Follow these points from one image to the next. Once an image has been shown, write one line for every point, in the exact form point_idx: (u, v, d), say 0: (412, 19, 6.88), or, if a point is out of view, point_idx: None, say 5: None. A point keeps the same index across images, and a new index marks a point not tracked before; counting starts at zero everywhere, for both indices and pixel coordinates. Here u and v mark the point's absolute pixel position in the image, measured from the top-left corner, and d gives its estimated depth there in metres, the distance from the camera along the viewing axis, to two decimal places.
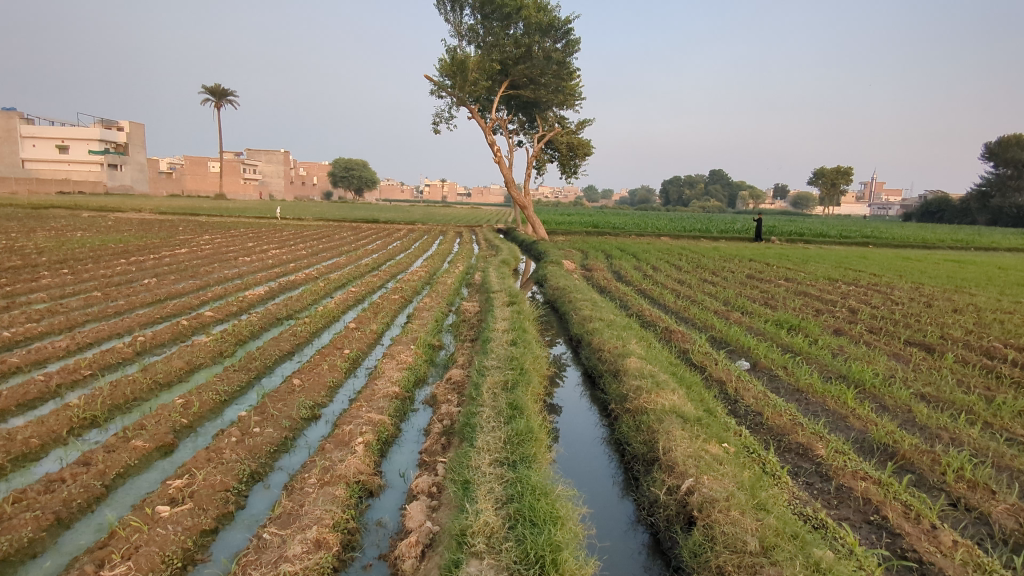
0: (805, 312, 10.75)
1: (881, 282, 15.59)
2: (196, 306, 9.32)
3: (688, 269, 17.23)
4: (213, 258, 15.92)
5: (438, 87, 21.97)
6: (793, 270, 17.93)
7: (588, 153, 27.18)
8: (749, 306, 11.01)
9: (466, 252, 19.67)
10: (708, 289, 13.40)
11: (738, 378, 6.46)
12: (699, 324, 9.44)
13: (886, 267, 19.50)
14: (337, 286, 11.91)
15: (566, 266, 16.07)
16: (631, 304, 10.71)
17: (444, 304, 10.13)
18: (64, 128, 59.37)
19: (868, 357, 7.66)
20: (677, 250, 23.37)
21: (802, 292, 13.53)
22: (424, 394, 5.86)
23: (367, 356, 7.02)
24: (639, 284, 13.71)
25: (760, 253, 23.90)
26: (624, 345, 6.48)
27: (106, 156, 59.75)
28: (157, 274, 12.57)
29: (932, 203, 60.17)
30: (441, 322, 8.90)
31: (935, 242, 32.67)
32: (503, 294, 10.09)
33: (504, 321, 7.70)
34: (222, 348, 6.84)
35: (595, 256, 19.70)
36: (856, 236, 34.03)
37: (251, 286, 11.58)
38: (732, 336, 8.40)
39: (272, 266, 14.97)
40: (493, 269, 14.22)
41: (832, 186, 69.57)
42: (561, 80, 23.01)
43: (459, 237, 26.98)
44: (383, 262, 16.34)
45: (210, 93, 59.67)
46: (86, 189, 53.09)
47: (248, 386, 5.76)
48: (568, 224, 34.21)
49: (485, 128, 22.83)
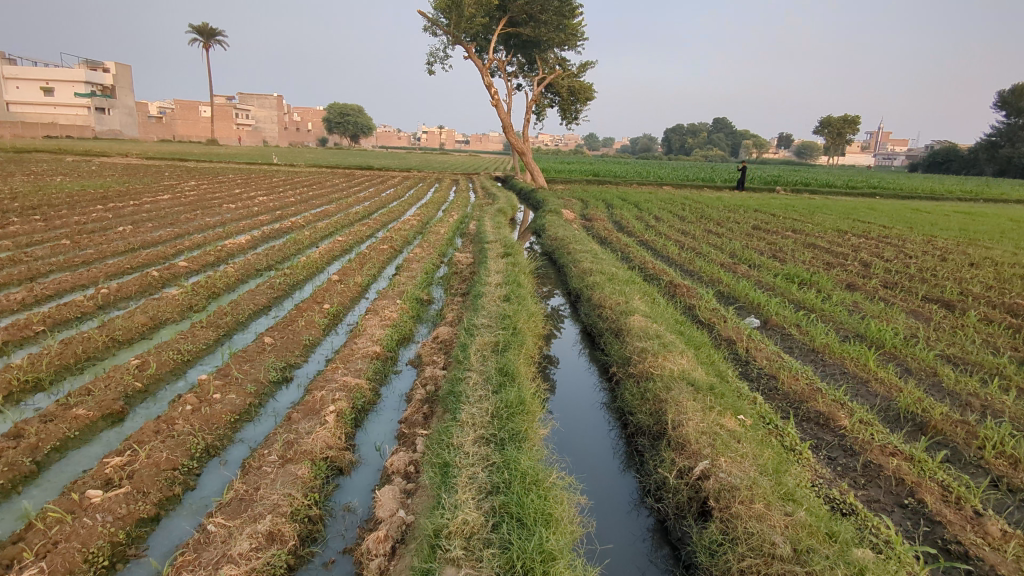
0: (815, 266, 10.21)
1: (892, 235, 15.00)
2: (171, 256, 8.76)
3: (693, 220, 16.65)
4: (196, 205, 15.25)
5: (431, 23, 20.75)
6: (800, 221, 17.34)
7: (590, 97, 26.06)
8: (756, 259, 10.46)
9: (463, 200, 18.97)
10: (714, 240, 12.84)
11: (749, 338, 5.99)
12: (705, 278, 8.91)
13: (896, 219, 18.86)
14: (324, 234, 11.34)
15: (566, 215, 15.48)
16: (633, 256, 10.15)
17: (435, 255, 9.56)
18: (48, 69, 57.35)
19: (886, 314, 7.17)
20: (680, 200, 22.59)
21: (811, 244, 12.97)
22: (408, 354, 5.38)
23: (349, 312, 6.50)
24: (641, 235, 13.16)
25: (766, 203, 23.08)
26: (627, 301, 5.96)
27: (92, 99, 57.72)
28: (135, 221, 11.95)
29: (939, 153, 58.79)
30: (432, 274, 8.37)
31: (943, 193, 31.90)
32: (498, 244, 9.50)
33: (497, 274, 7.16)
34: (190, 302, 6.32)
35: (596, 206, 19.09)
36: (863, 187, 33.15)
37: (233, 234, 10.99)
38: (739, 290, 7.89)
39: (257, 213, 14.33)
40: (489, 219, 13.64)
41: (838, 135, 67.89)
42: (563, 18, 21.74)
43: (456, 185, 26.21)
44: (374, 210, 15.69)
45: (197, 32, 57.22)
46: (73, 134, 51.49)
47: (216, 345, 5.26)
48: (568, 172, 33.27)
49: (482, 69, 21.69)
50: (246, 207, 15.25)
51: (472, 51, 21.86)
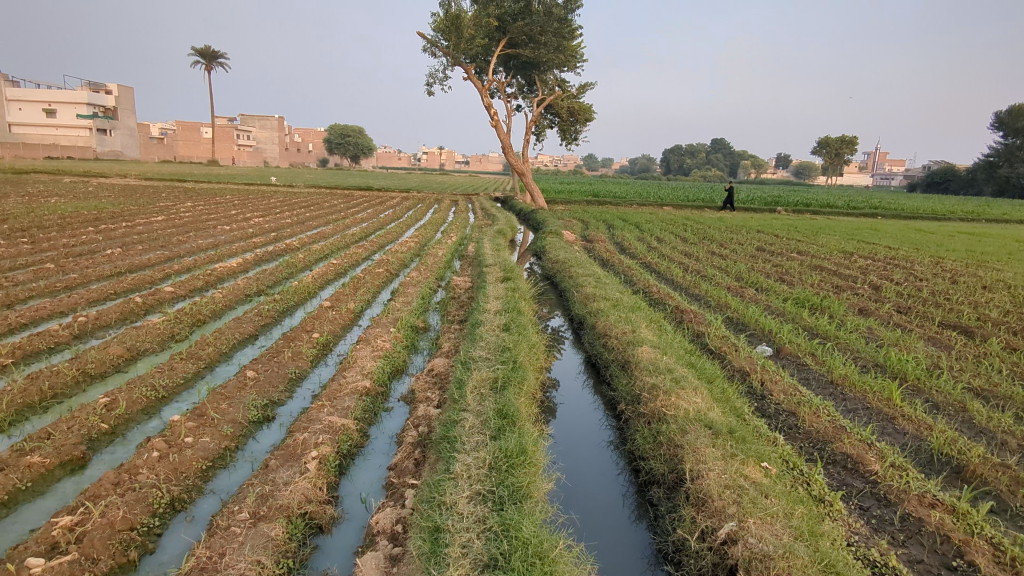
0: (824, 289, 9.90)
1: (899, 256, 14.72)
2: (158, 280, 8.45)
3: (695, 241, 16.39)
4: (190, 226, 14.99)
5: (430, 44, 20.71)
6: (804, 243, 17.08)
7: (589, 118, 25.97)
8: (764, 282, 10.16)
9: (462, 221, 18.74)
10: (718, 262, 12.55)
11: (763, 369, 5.64)
12: (712, 303, 8.58)
13: (900, 240, 18.62)
14: (318, 257, 11.04)
15: (566, 236, 15.24)
16: (637, 279, 9.85)
17: (433, 279, 9.25)
18: (50, 91, 57.65)
19: (903, 341, 6.85)
20: (681, 221, 22.39)
21: (817, 266, 12.67)
22: (401, 388, 5.03)
23: (341, 341, 6.15)
24: (644, 257, 12.88)
25: (768, 224, 22.87)
26: (634, 330, 5.62)
27: (94, 120, 57.93)
28: (124, 243, 11.66)
29: (937, 173, 58.95)
30: (429, 299, 8.05)
31: (945, 213, 31.77)
32: (498, 268, 9.19)
33: (496, 300, 6.83)
34: (172, 331, 5.99)
35: (596, 227, 18.85)
36: (863, 207, 33.07)
37: (225, 257, 10.69)
38: (749, 316, 7.56)
39: (251, 235, 14.05)
40: (488, 240, 13.37)
41: (837, 156, 68.09)
42: (563, 39, 21.72)
43: (455, 206, 26.04)
44: (372, 232, 15.45)
45: (200, 55, 57.67)
46: (74, 155, 51.56)
47: (194, 379, 4.91)
48: (568, 193, 33.14)
49: (482, 90, 21.58)
50: (241, 229, 15.01)
51: (472, 72, 21.81)
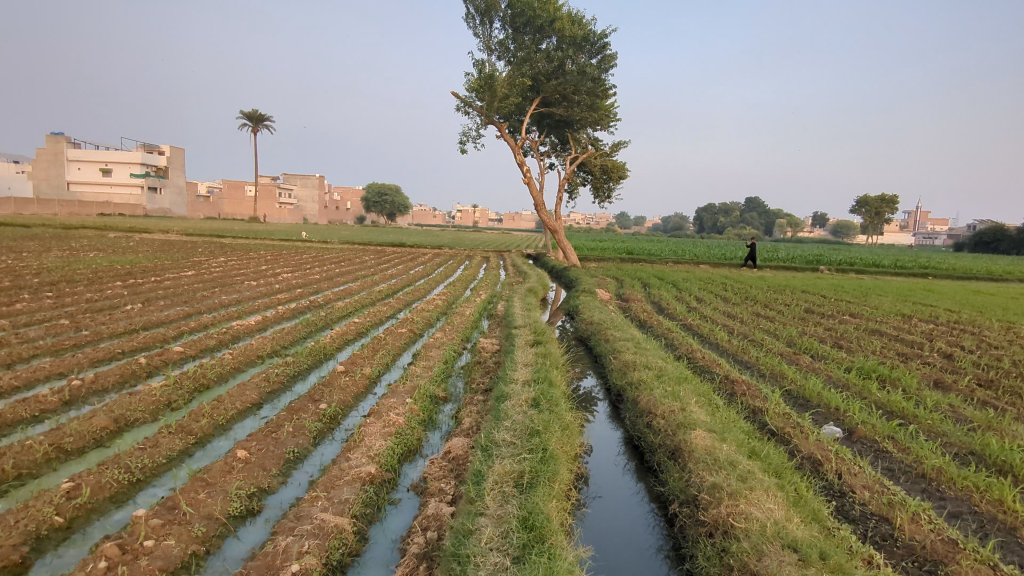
0: (889, 358, 8.97)
1: (963, 320, 13.63)
2: (170, 338, 8.05)
3: (738, 302, 15.56)
4: (218, 282, 14.84)
5: (463, 103, 20.83)
6: (854, 304, 16.11)
7: (623, 176, 25.70)
8: (819, 349, 9.27)
9: (492, 278, 18.30)
10: (765, 325, 11.71)
11: (838, 457, 4.77)
12: (765, 373, 7.73)
13: (959, 302, 17.47)
14: (341, 315, 10.61)
15: (600, 295, 14.61)
16: (678, 343, 9.08)
17: (458, 340, 8.64)
18: (108, 152, 60.75)
19: (997, 422, 5.90)
20: (720, 280, 21.59)
21: (875, 331, 11.72)
22: (413, 473, 4.32)
23: (351, 413, 5.51)
24: (684, 318, 12.12)
25: (813, 284, 21.87)
26: (684, 407, 4.85)
27: (146, 179, 60.59)
28: (147, 299, 11.45)
29: (986, 233, 56.98)
30: (452, 363, 7.43)
31: (1001, 274, 30.20)
32: (528, 329, 8.56)
33: (524, 368, 6.14)
34: (168, 398, 5.45)
35: (632, 285, 18.20)
36: (913, 267, 31.72)
37: (245, 314, 10.32)
38: (810, 389, 6.70)
39: (276, 290, 13.80)
40: (519, 299, 12.82)
41: (876, 215, 66.60)
42: (596, 97, 21.68)
43: (486, 262, 25.77)
44: (399, 288, 15.08)
45: (247, 118, 60.33)
46: (125, 212, 53.68)
47: (179, 458, 4.30)
48: (601, 250, 32.67)
49: (515, 148, 21.52)
50: (267, 285, 14.80)
51: (505, 130, 21.87)
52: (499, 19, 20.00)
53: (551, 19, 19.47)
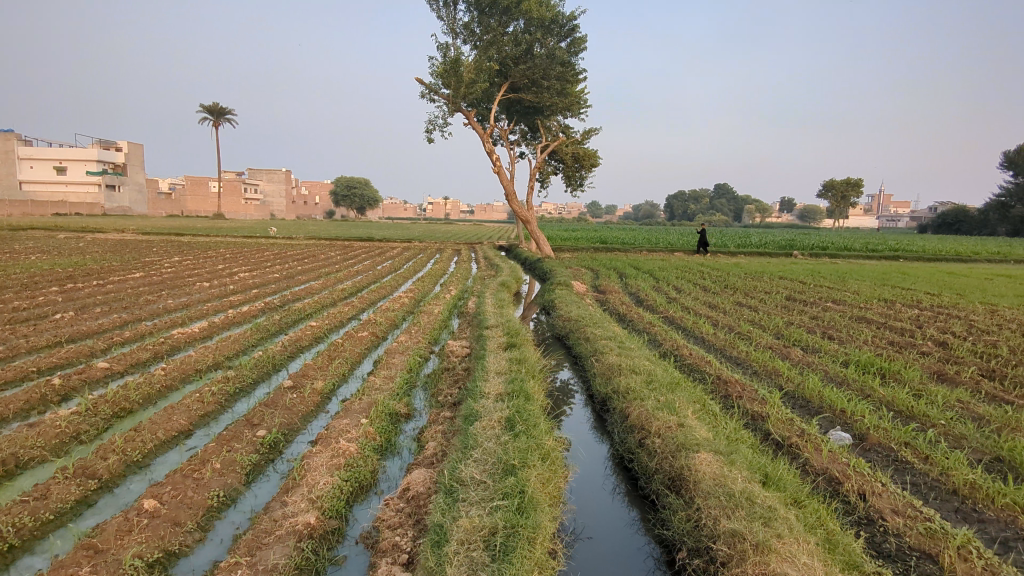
0: (883, 348, 8.51)
1: (945, 304, 13.40)
2: (98, 352, 7.11)
3: (718, 290, 15.10)
4: (167, 284, 13.75)
5: (428, 90, 19.96)
6: (834, 289, 15.85)
7: (595, 164, 25.09)
8: (810, 341, 8.77)
9: (463, 272, 17.56)
10: (748, 315, 11.22)
11: (858, 473, 4.18)
12: (758, 371, 7.16)
13: (935, 285, 17.39)
14: (297, 318, 9.74)
15: (576, 288, 14.00)
16: (662, 339, 8.49)
17: (425, 343, 7.87)
18: (61, 149, 58.09)
19: (1015, 420, 5.40)
20: (696, 267, 21.19)
21: (861, 318, 11.33)
22: (363, 517, 3.57)
23: (296, 439, 4.72)
24: (666, 310, 11.57)
25: (790, 269, 21.68)
26: (682, 421, 4.20)
27: (103, 176, 58.17)
28: (84, 305, 10.40)
29: (948, 214, 58.29)
30: (417, 370, 6.68)
31: (968, 254, 30.67)
32: (500, 329, 7.84)
33: (496, 377, 5.42)
34: (77, 427, 4.58)
35: (608, 276, 17.65)
36: (883, 249, 31.87)
37: (191, 319, 9.37)
38: (810, 389, 6.13)
39: (231, 292, 12.82)
40: (491, 294, 12.11)
41: (843, 200, 67.56)
42: (566, 82, 20.99)
43: (457, 256, 25.01)
44: (364, 286, 14.23)
45: (208, 111, 58.31)
46: (81, 211, 51.39)
47: (73, 510, 3.48)
48: (575, 240, 32.10)
49: (484, 136, 20.70)
50: (222, 286, 13.78)
51: (473, 118, 21.04)
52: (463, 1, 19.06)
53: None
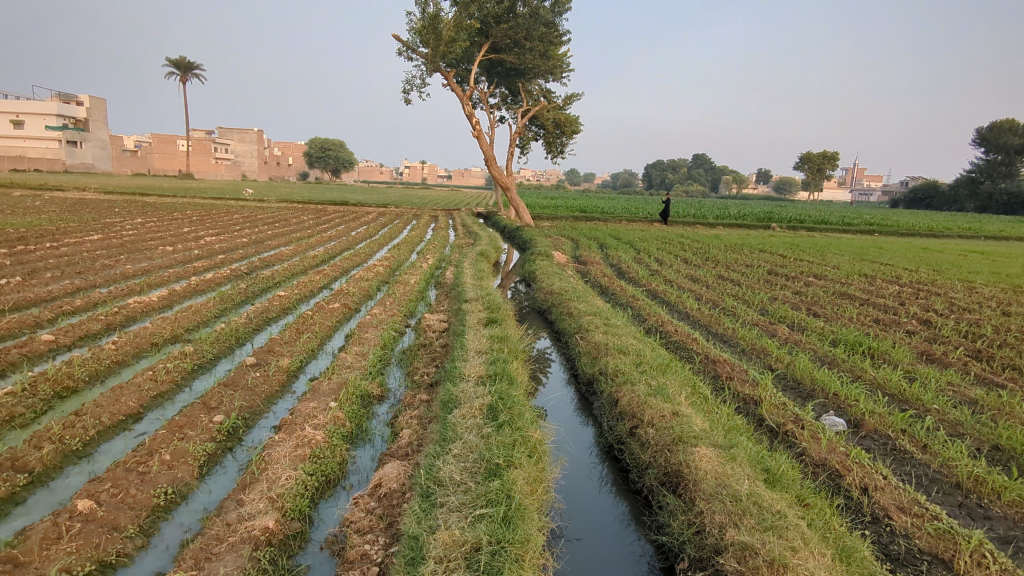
0: (868, 326, 8.38)
1: (924, 280, 13.41)
2: (44, 322, 6.56)
3: (699, 263, 14.92)
4: (128, 248, 13.04)
5: (406, 48, 19.09)
6: (814, 263, 15.79)
7: (576, 130, 24.53)
8: (795, 318, 8.60)
9: (441, 240, 17.09)
10: (732, 290, 11.03)
11: (858, 464, 3.96)
12: (745, 349, 6.95)
13: (911, 260, 17.48)
14: (265, 286, 9.24)
15: (557, 258, 13.69)
16: (647, 315, 8.23)
17: (400, 317, 7.47)
18: (19, 102, 55.29)
19: (1010, 405, 5.25)
20: (676, 238, 21.04)
21: (842, 293, 11.25)
22: (328, 517, 3.23)
23: (258, 424, 4.33)
24: (648, 283, 11.33)
25: (768, 242, 21.65)
26: (677, 410, 3.92)
27: (64, 131, 55.63)
28: (34, 269, 9.73)
29: (920, 189, 59.13)
30: (392, 346, 6.30)
31: (940, 229, 31.11)
32: (480, 303, 7.48)
33: (477, 357, 5.08)
34: (11, 410, 4.12)
35: (588, 246, 17.35)
36: (859, 223, 32.11)
37: (150, 286, 8.81)
38: (802, 371, 5.92)
39: (195, 257, 12.18)
40: (469, 264, 11.72)
41: (819, 173, 67.97)
42: (549, 44, 20.30)
43: (435, 222, 24.41)
44: (337, 252, 13.69)
45: (175, 65, 55.82)
46: (41, 168, 49.20)
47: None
48: (554, 208, 31.69)
49: (463, 99, 20.00)
50: (186, 250, 13.11)
51: (452, 79, 20.27)
52: None
53: None
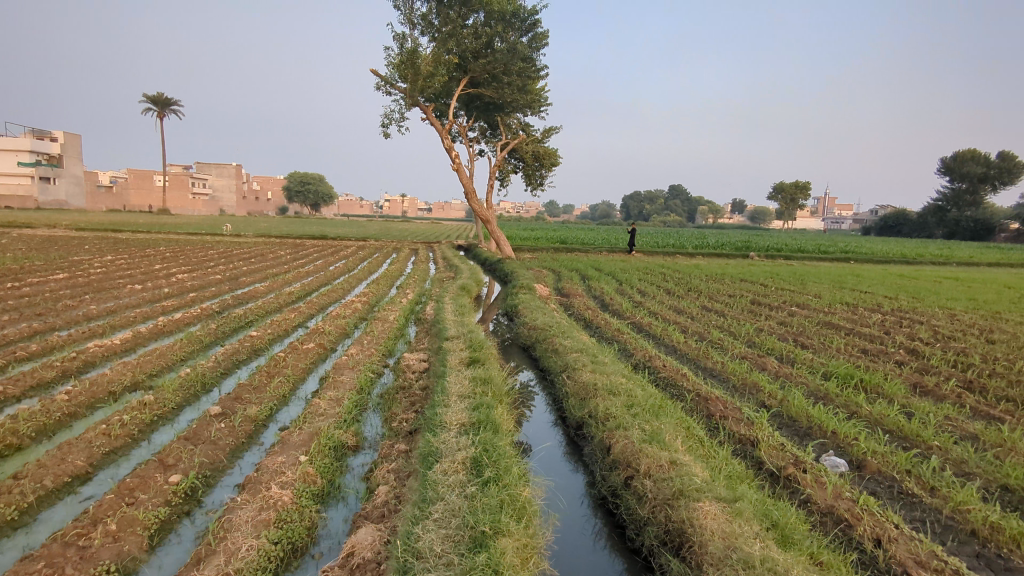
0: (857, 357, 8.23)
1: (905, 308, 13.41)
2: None
3: (682, 294, 14.80)
4: (94, 287, 12.56)
5: (385, 82, 19.09)
6: (795, 292, 15.78)
7: (555, 163, 24.65)
8: (784, 350, 8.43)
9: (421, 273, 16.83)
10: (717, 321, 10.88)
11: (868, 512, 3.71)
12: (737, 385, 6.73)
13: (890, 288, 17.59)
14: (236, 326, 8.86)
15: (539, 291, 13.49)
16: (633, 349, 8.00)
17: (378, 357, 7.14)
18: None
19: (1012, 440, 5.07)
20: (657, 269, 21.03)
21: (827, 323, 11.15)
22: None
23: (220, 483, 3.96)
24: (633, 315, 11.13)
25: (749, 271, 21.72)
26: (675, 458, 3.66)
27: (38, 168, 54.81)
28: None
29: (890, 217, 60.50)
30: (369, 389, 5.97)
31: (913, 256, 31.65)
32: (462, 341, 7.20)
33: (459, 401, 4.78)
34: None
35: (570, 278, 17.20)
36: (834, 251, 32.54)
37: (114, 329, 8.38)
38: (797, 408, 5.70)
39: (165, 295, 11.75)
40: (450, 298, 11.45)
41: (792, 202, 69.32)
42: (527, 79, 20.47)
43: (415, 255, 24.17)
44: (314, 289, 13.34)
45: (152, 101, 55.62)
46: (13, 205, 48.23)
47: None
48: (535, 240, 31.67)
49: (442, 132, 19.99)
50: (156, 288, 12.67)
51: (431, 113, 20.28)
52: None
53: None
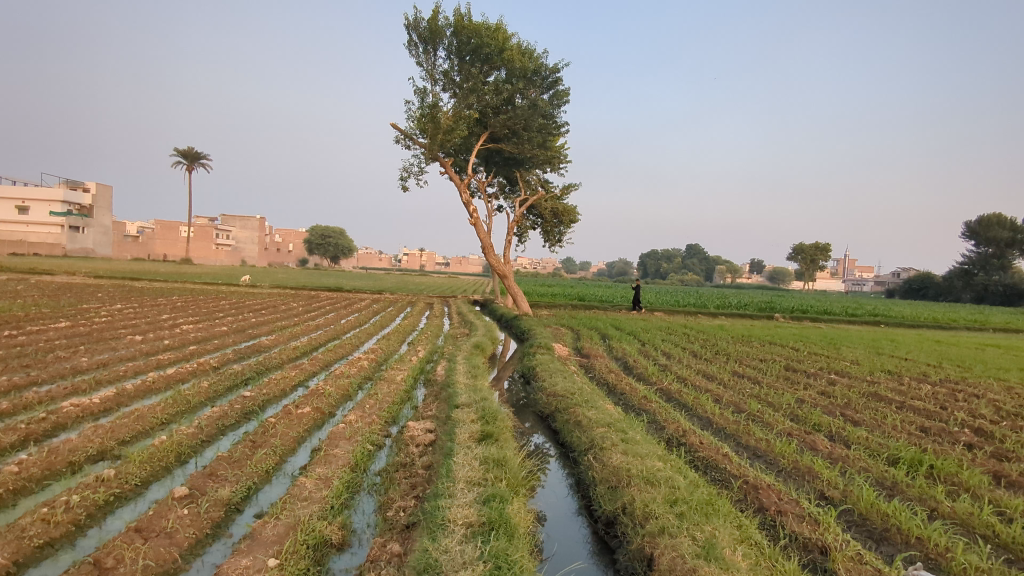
0: (918, 437, 7.28)
1: (953, 379, 12.37)
2: None
3: (709, 357, 13.90)
4: (92, 337, 12.02)
5: (405, 136, 19.00)
6: (830, 358, 14.80)
7: (574, 220, 24.24)
8: (833, 427, 7.51)
9: (434, 329, 16.19)
10: (751, 390, 9.98)
11: None
12: (788, 469, 5.84)
13: (930, 355, 16.51)
14: (230, 385, 8.18)
15: (558, 351, 12.72)
16: (664, 422, 7.16)
17: (379, 425, 6.38)
18: (26, 189, 56.00)
19: None
20: (680, 329, 20.20)
21: (873, 394, 10.18)
22: None
23: None
24: (659, 381, 10.29)
25: (777, 333, 20.76)
26: None
27: (68, 217, 55.90)
28: None
29: (915, 280, 58.98)
30: (366, 466, 5.20)
31: (946, 321, 30.35)
32: (473, 410, 6.44)
33: (469, 491, 4.01)
34: None
35: (590, 337, 16.41)
36: (863, 314, 31.36)
37: (98, 385, 7.72)
38: (868, 503, 4.81)
39: (163, 348, 11.14)
40: (462, 358, 10.72)
41: (812, 263, 68.12)
42: (547, 135, 20.31)
43: (430, 310, 23.60)
44: (321, 344, 12.71)
45: (181, 154, 57.08)
46: (40, 252, 48.98)
47: None
48: (552, 296, 31.01)
49: (461, 187, 19.73)
50: (157, 340, 12.10)
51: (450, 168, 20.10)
52: (444, 48, 18.25)
53: (500, 48, 17.93)
